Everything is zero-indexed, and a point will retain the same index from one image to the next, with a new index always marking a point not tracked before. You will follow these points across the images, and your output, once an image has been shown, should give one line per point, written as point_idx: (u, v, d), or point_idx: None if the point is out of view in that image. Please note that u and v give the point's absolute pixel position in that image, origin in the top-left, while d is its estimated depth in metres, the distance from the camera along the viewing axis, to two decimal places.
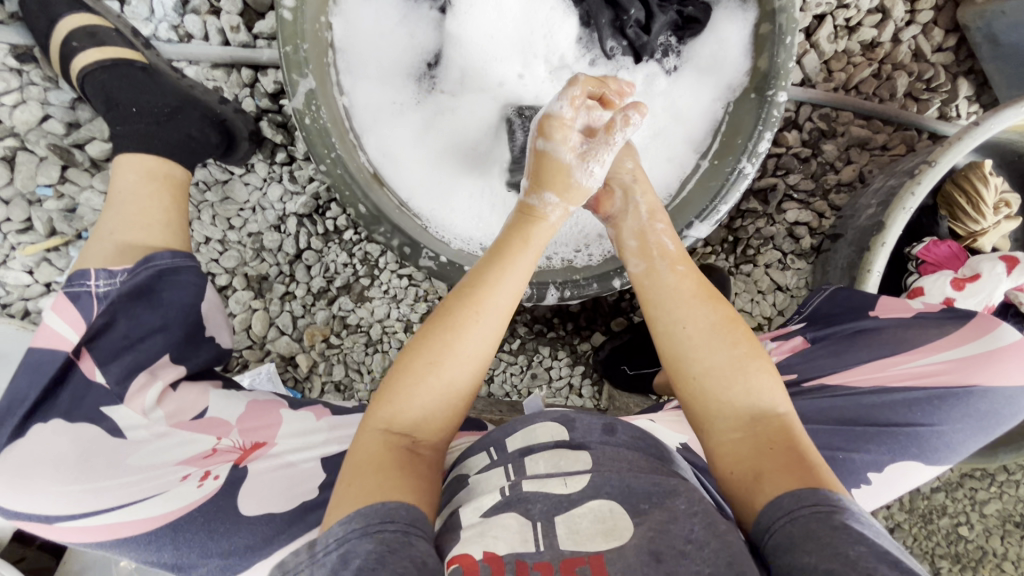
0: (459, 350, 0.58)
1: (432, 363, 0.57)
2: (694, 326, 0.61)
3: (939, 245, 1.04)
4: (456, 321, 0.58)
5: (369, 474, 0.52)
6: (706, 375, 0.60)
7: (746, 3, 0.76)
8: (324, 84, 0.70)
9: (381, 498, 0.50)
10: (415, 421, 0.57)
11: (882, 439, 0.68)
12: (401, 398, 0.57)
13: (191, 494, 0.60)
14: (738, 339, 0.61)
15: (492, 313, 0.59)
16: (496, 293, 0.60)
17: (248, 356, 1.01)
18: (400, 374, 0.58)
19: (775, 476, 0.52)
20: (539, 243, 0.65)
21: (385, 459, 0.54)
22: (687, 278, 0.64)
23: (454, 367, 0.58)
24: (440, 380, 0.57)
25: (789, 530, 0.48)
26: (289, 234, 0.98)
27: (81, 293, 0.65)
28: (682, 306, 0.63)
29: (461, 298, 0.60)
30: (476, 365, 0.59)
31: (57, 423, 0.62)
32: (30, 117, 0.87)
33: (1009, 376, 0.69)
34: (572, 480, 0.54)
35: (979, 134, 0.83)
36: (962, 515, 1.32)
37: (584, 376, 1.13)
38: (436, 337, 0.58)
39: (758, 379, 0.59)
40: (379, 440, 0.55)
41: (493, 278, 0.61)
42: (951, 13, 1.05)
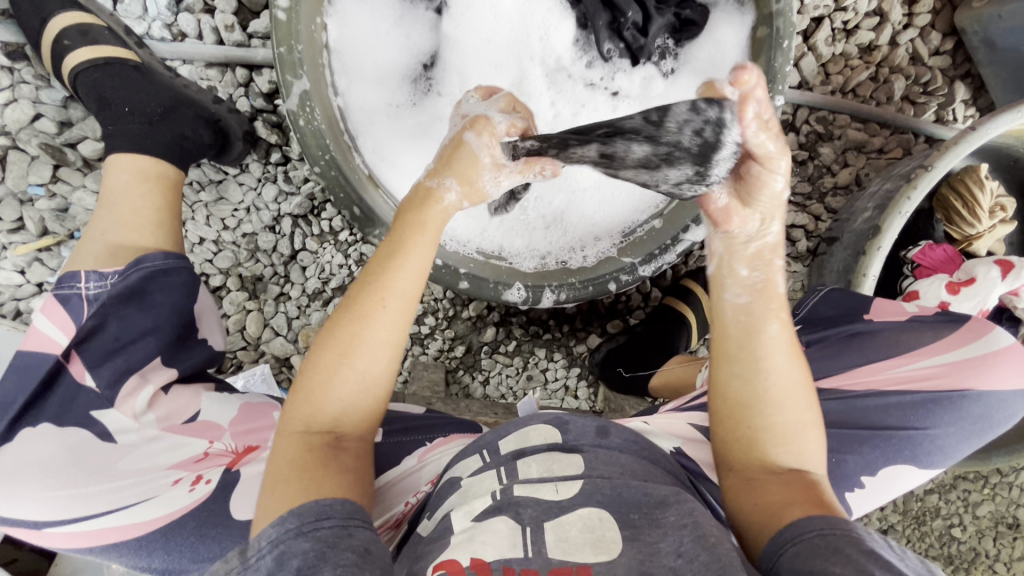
0: (368, 340, 0.56)
1: (341, 355, 0.55)
2: (775, 382, 0.59)
3: (934, 249, 1.04)
4: (361, 309, 0.56)
5: (294, 478, 0.51)
6: (766, 424, 0.59)
7: (743, 6, 0.76)
8: (319, 85, 0.69)
9: (314, 497, 0.49)
10: (335, 415, 0.55)
11: (876, 444, 0.68)
12: (315, 396, 0.55)
13: (181, 499, 0.59)
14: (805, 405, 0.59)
15: (398, 296, 0.57)
16: (401, 276, 0.57)
17: (242, 356, 1.01)
18: (311, 371, 0.56)
19: (803, 509, 0.53)
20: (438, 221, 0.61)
21: (308, 459, 0.52)
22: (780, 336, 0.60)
23: (367, 356, 0.56)
24: (352, 371, 0.55)
25: (818, 541, 0.48)
26: (284, 235, 0.98)
27: (71, 295, 0.65)
28: (762, 358, 0.59)
29: (364, 287, 0.57)
30: (390, 352, 0.57)
31: (47, 427, 0.61)
32: (22, 116, 0.86)
33: (1000, 379, 0.69)
34: (563, 487, 0.55)
35: (976, 139, 0.83)
36: (955, 517, 1.33)
37: (580, 377, 1.13)
38: (342, 329, 0.56)
39: (812, 441, 0.59)
40: (300, 441, 0.54)
41: (398, 262, 0.58)
42: (948, 17, 1.05)
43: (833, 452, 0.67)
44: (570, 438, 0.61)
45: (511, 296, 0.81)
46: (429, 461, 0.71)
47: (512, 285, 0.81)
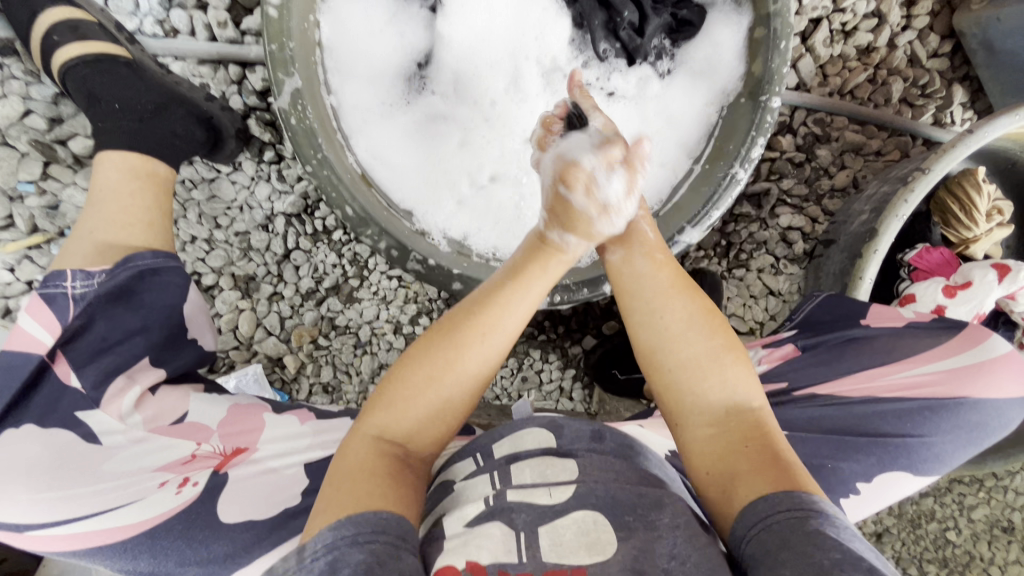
0: (461, 368, 0.55)
1: (432, 377, 0.55)
2: (669, 322, 0.58)
3: (931, 253, 1.03)
4: (461, 339, 0.56)
5: (363, 480, 0.50)
6: (680, 374, 0.57)
7: (740, 7, 0.75)
8: (311, 83, 0.69)
9: (374, 505, 0.48)
10: (409, 430, 0.55)
11: (871, 450, 0.67)
12: (396, 409, 0.55)
13: (167, 502, 0.58)
14: (714, 332, 0.58)
15: (502, 334, 0.57)
16: (508, 314, 0.57)
17: (234, 356, 1.00)
18: (396, 385, 0.56)
19: (750, 478, 0.51)
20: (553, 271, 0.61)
21: (376, 465, 0.52)
22: (662, 275, 0.61)
23: (456, 383, 0.56)
24: (439, 395, 0.55)
25: (764, 539, 0.47)
26: (277, 234, 0.97)
27: (57, 294, 0.63)
28: (655, 302, 0.59)
29: (470, 317, 0.57)
30: (477, 383, 0.57)
31: (30, 428, 0.59)
32: (11, 112, 0.85)
33: (998, 386, 0.69)
34: (557, 490, 0.54)
35: (971, 142, 0.83)
36: (950, 520, 1.33)
37: (575, 379, 1.12)
38: (439, 354, 0.55)
39: (731, 371, 0.57)
40: (370, 445, 0.54)
41: (506, 299, 0.58)
42: (947, 19, 1.05)
43: (827, 457, 0.67)
44: (564, 443, 0.59)
45: None
46: None
47: None
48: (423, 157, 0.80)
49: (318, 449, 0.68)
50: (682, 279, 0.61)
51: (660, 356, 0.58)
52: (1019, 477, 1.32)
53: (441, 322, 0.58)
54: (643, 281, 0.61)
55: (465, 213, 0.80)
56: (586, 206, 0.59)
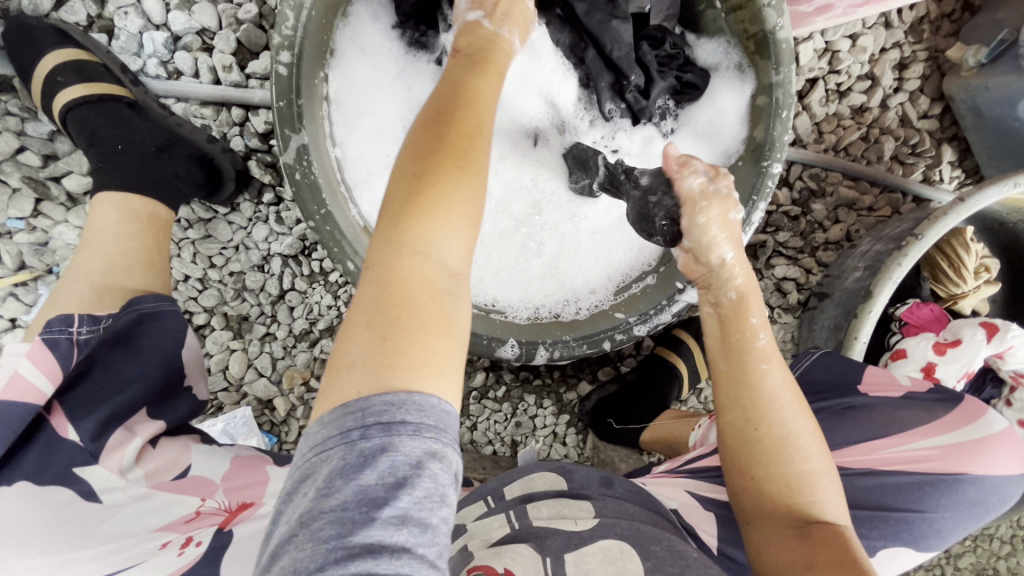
0: (479, 160, 0.49)
1: (454, 173, 0.48)
2: (773, 429, 0.62)
3: (921, 307, 1.06)
4: (445, 138, 0.49)
5: (388, 336, 0.42)
6: (774, 473, 0.62)
7: (744, 74, 0.76)
8: (316, 137, 0.68)
9: (433, 389, 0.41)
10: (448, 250, 0.46)
11: (873, 525, 0.68)
12: (427, 228, 0.46)
13: (170, 564, 0.55)
14: (810, 440, 0.63)
15: (484, 124, 0.52)
16: (484, 105, 0.53)
17: (223, 398, 0.98)
18: (421, 197, 0.46)
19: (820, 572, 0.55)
20: (505, 60, 0.60)
21: (403, 304, 0.43)
22: (777, 371, 0.64)
23: (472, 184, 0.48)
24: (465, 191, 0.48)
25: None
26: (274, 275, 0.96)
27: (60, 340, 0.59)
28: (764, 372, 0.63)
29: (465, 110, 0.51)
30: (483, 178, 0.50)
31: (25, 486, 0.56)
32: (5, 148, 0.83)
33: (997, 464, 0.69)
34: (582, 520, 0.57)
35: (964, 210, 0.85)
36: (938, 569, 1.34)
37: (569, 425, 1.11)
38: (454, 144, 0.49)
39: (820, 464, 0.62)
40: (393, 285, 0.44)
41: (487, 96, 0.54)
42: (937, 82, 1.08)
43: None
44: (574, 486, 0.64)
45: (504, 352, 0.79)
46: None
47: (505, 341, 0.79)
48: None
49: None
50: (795, 388, 0.65)
51: (755, 450, 0.62)
52: (1004, 526, 1.34)
53: (434, 118, 0.50)
54: (757, 377, 0.63)
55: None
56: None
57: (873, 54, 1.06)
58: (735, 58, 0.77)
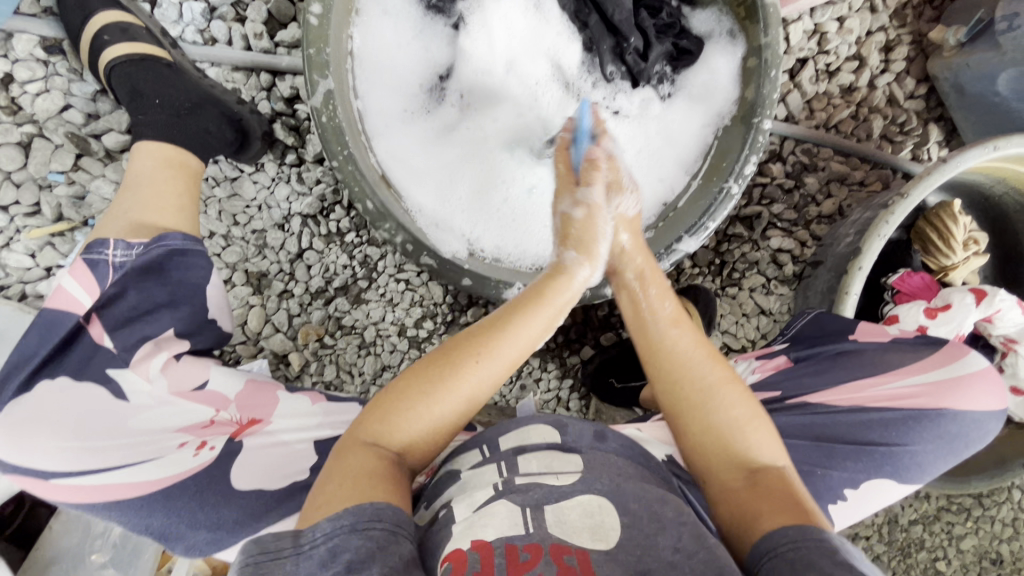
0: (458, 386, 0.59)
1: (436, 390, 0.58)
2: (695, 381, 0.64)
3: (911, 276, 1.09)
4: (458, 358, 0.59)
5: (353, 484, 0.50)
6: (708, 425, 0.62)
7: (735, 39, 0.82)
8: (342, 85, 0.74)
9: (368, 497, 0.48)
10: (404, 442, 0.57)
11: (859, 458, 0.73)
12: (397, 418, 0.57)
13: (186, 462, 0.62)
14: (735, 395, 0.63)
15: (497, 360, 0.60)
16: (508, 341, 0.61)
17: (241, 351, 1.02)
18: (404, 394, 0.58)
19: (769, 513, 0.54)
20: (562, 302, 0.67)
21: (378, 471, 0.53)
22: (687, 333, 0.68)
23: (449, 394, 0.58)
24: (436, 407, 0.58)
25: (790, 556, 0.49)
26: (293, 234, 1.01)
27: (98, 261, 0.66)
28: (682, 359, 0.66)
29: (478, 338, 0.61)
30: (468, 403, 0.59)
31: (65, 380, 0.62)
32: (52, 106, 0.90)
33: (976, 399, 0.75)
34: (563, 475, 0.56)
35: (948, 170, 0.89)
36: (939, 550, 1.34)
37: (572, 389, 1.15)
38: (437, 369, 0.59)
39: (760, 434, 0.62)
40: (369, 454, 0.55)
41: (513, 327, 0.62)
42: (922, 64, 1.14)
43: (817, 466, 0.73)
44: (568, 440, 0.62)
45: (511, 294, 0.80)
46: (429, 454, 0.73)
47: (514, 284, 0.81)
48: (440, 193, 0.84)
49: (328, 428, 0.70)
50: (709, 346, 0.67)
51: (687, 408, 0.64)
52: (1006, 508, 1.34)
53: (442, 346, 0.62)
54: (667, 341, 0.67)
55: (475, 219, 0.86)
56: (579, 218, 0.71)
57: (860, 37, 1.13)
58: (727, 25, 0.83)
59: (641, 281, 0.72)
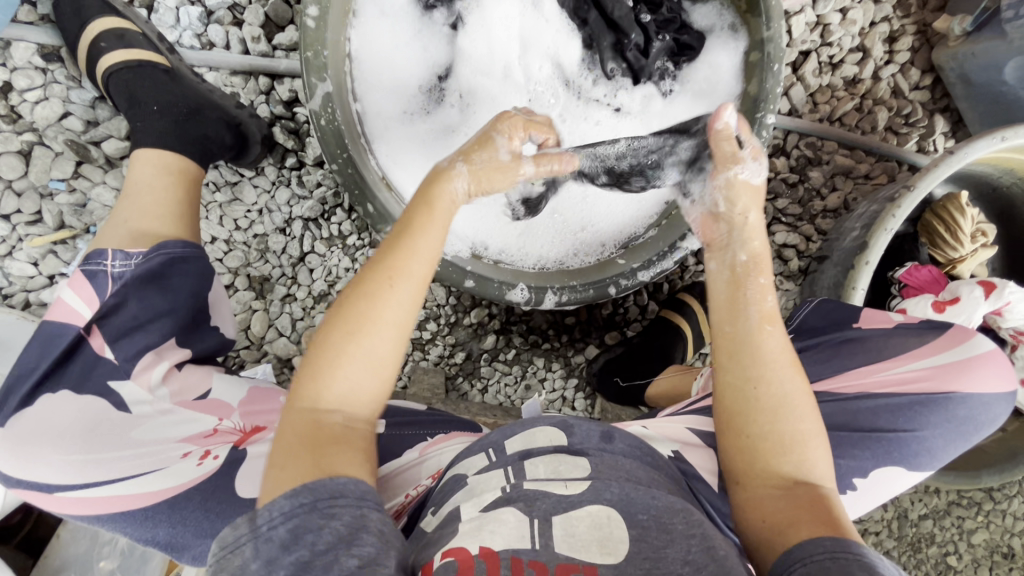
0: (377, 321, 0.54)
1: (351, 333, 0.54)
2: (775, 389, 0.60)
3: (919, 269, 1.08)
4: (368, 286, 0.55)
5: (302, 459, 0.49)
6: (764, 435, 0.59)
7: (737, 33, 0.81)
8: (340, 88, 0.74)
9: (332, 471, 0.48)
10: (341, 397, 0.53)
11: (866, 446, 0.73)
12: (321, 379, 0.53)
13: (190, 472, 0.61)
14: (808, 409, 0.60)
15: (410, 280, 0.56)
16: (414, 260, 0.57)
17: (245, 356, 1.02)
18: (322, 352, 0.54)
19: (809, 525, 0.54)
20: (449, 209, 0.61)
21: (322, 441, 0.51)
22: (779, 334, 0.63)
23: (370, 341, 0.54)
24: (364, 349, 0.54)
25: (827, 565, 0.49)
26: (294, 237, 1.01)
27: (97, 272, 0.66)
28: (769, 365, 0.61)
29: (381, 263, 0.56)
30: (399, 333, 0.55)
31: (65, 393, 0.62)
32: (51, 113, 0.90)
33: (984, 381, 0.75)
34: (572, 484, 0.56)
35: (954, 162, 0.88)
36: (950, 545, 1.33)
37: (577, 389, 1.14)
38: (353, 308, 0.54)
39: (816, 449, 0.59)
40: (307, 423, 0.52)
41: (410, 243, 0.58)
42: (926, 55, 1.13)
43: None
44: (574, 442, 0.61)
45: (514, 296, 0.82)
46: (431, 456, 0.72)
47: (515, 286, 0.82)
48: None
49: None
50: (793, 354, 0.63)
51: (754, 408, 0.60)
52: (1017, 501, 1.33)
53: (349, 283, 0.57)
54: (758, 339, 0.62)
55: (476, 223, 0.85)
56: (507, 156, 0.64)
57: (864, 28, 1.11)
58: (728, 19, 0.82)
59: (756, 267, 0.65)
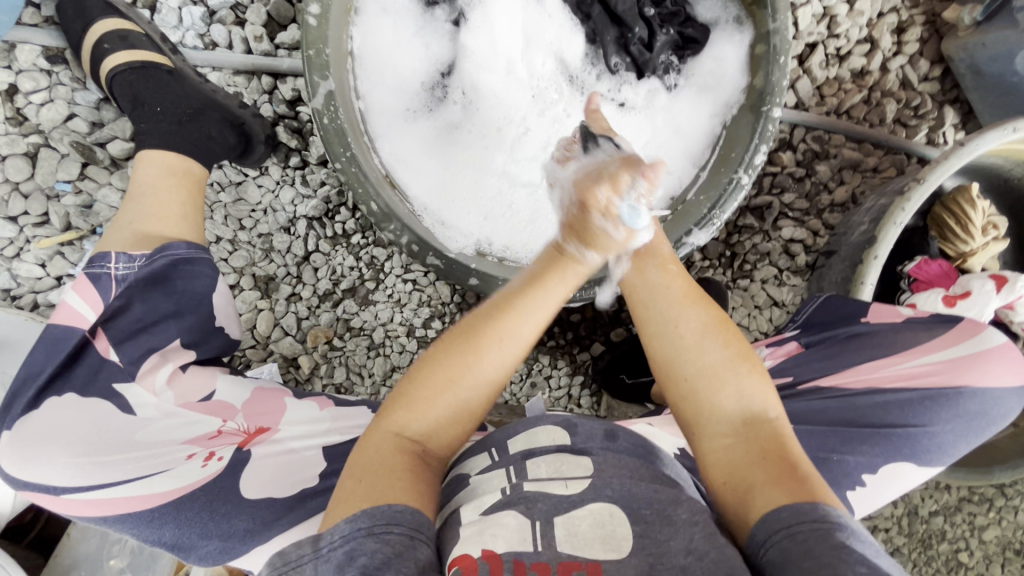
0: (476, 373, 0.58)
1: (451, 379, 0.57)
2: (684, 330, 0.62)
3: (930, 263, 1.06)
4: (481, 340, 0.58)
5: (377, 479, 0.52)
6: (688, 381, 0.61)
7: (742, 26, 0.80)
8: (343, 86, 0.74)
9: (385, 497, 0.50)
10: (426, 430, 0.58)
11: (875, 442, 0.72)
12: (415, 410, 0.57)
13: (195, 474, 0.62)
14: (717, 338, 0.62)
15: (516, 341, 0.59)
16: (524, 322, 0.60)
17: (251, 355, 1.02)
18: (421, 386, 0.58)
19: (766, 486, 0.53)
20: (570, 283, 0.64)
21: (397, 466, 0.54)
22: (677, 275, 0.66)
23: (464, 390, 0.58)
24: (458, 395, 0.58)
25: (787, 545, 0.48)
26: (299, 237, 1.01)
27: (101, 275, 0.65)
28: (669, 308, 0.63)
29: (491, 320, 0.59)
30: (490, 388, 0.59)
31: (70, 397, 0.62)
32: (56, 115, 0.91)
33: (995, 375, 0.74)
34: (573, 483, 0.55)
35: (964, 155, 0.87)
36: (961, 541, 1.32)
37: (583, 386, 1.14)
38: (458, 356, 0.58)
39: (739, 377, 0.60)
40: (390, 443, 0.56)
41: (523, 305, 0.60)
42: (936, 45, 1.11)
43: (834, 450, 0.71)
44: (578, 441, 0.61)
45: None
46: None
47: None
48: (445, 192, 0.84)
49: (337, 434, 0.70)
50: (687, 284, 0.66)
51: (676, 357, 0.62)
52: None
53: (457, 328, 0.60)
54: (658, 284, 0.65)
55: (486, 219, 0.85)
56: (607, 226, 0.61)
57: (872, 18, 1.10)
58: (733, 11, 0.81)
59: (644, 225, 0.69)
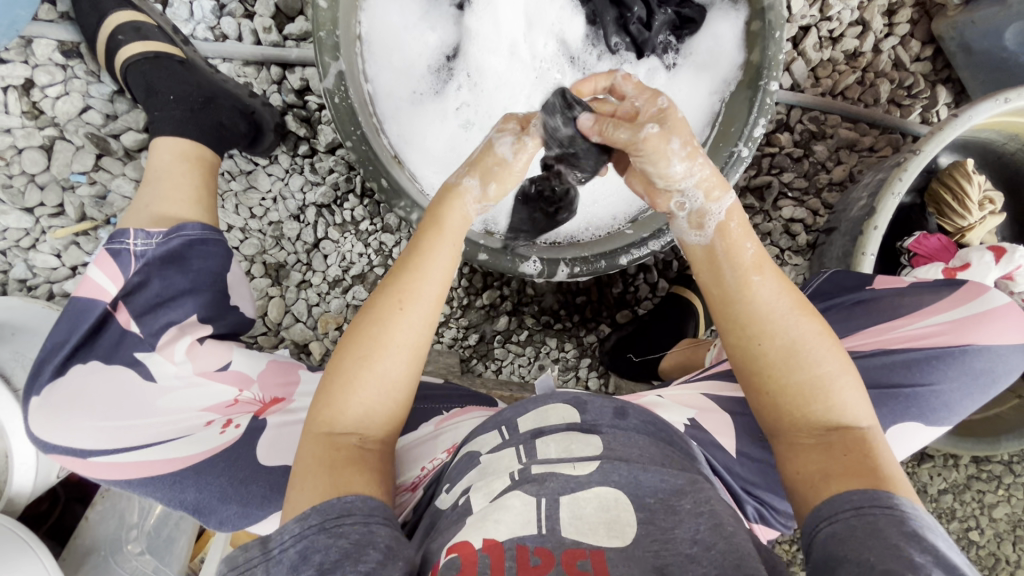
0: (389, 343, 0.58)
1: (364, 358, 0.57)
2: (778, 339, 0.59)
3: (928, 237, 1.07)
4: (384, 312, 0.58)
5: (321, 474, 0.53)
6: (786, 385, 0.58)
7: (737, 4, 0.82)
8: (352, 69, 0.76)
9: (344, 490, 0.51)
10: (359, 418, 0.57)
11: (884, 403, 0.73)
12: (338, 400, 0.56)
13: (214, 440, 0.63)
14: (812, 345, 0.58)
15: (421, 301, 0.59)
16: (422, 281, 0.60)
17: (262, 342, 1.04)
18: (336, 378, 0.57)
19: (842, 480, 0.53)
20: (455, 229, 0.64)
21: (335, 458, 0.54)
22: (770, 281, 0.61)
23: (381, 367, 0.57)
24: (376, 374, 0.57)
25: (853, 523, 0.49)
26: (308, 224, 1.03)
27: (120, 250, 0.67)
28: (763, 316, 0.60)
29: (389, 289, 0.60)
30: (411, 357, 0.58)
31: (96, 365, 0.64)
32: (71, 108, 0.93)
33: (997, 335, 0.76)
34: (580, 464, 0.54)
35: (959, 125, 0.88)
36: (971, 519, 1.32)
37: (591, 368, 1.15)
38: (365, 333, 0.58)
39: (839, 388, 0.57)
40: (324, 444, 0.55)
41: (419, 268, 0.61)
42: (926, 26, 1.14)
43: None
44: (588, 418, 0.60)
45: (527, 268, 0.84)
46: (444, 431, 0.74)
47: (528, 258, 0.84)
48: None
49: None
50: (793, 293, 0.61)
51: (763, 369, 0.59)
52: None
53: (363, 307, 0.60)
54: (746, 292, 0.61)
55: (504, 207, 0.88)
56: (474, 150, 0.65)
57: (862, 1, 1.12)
58: None
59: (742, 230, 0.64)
